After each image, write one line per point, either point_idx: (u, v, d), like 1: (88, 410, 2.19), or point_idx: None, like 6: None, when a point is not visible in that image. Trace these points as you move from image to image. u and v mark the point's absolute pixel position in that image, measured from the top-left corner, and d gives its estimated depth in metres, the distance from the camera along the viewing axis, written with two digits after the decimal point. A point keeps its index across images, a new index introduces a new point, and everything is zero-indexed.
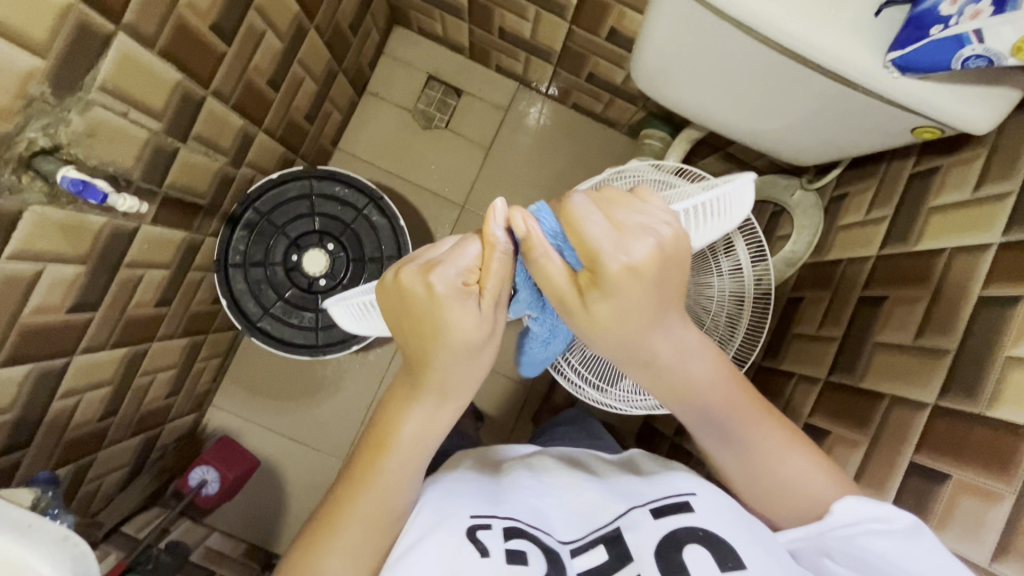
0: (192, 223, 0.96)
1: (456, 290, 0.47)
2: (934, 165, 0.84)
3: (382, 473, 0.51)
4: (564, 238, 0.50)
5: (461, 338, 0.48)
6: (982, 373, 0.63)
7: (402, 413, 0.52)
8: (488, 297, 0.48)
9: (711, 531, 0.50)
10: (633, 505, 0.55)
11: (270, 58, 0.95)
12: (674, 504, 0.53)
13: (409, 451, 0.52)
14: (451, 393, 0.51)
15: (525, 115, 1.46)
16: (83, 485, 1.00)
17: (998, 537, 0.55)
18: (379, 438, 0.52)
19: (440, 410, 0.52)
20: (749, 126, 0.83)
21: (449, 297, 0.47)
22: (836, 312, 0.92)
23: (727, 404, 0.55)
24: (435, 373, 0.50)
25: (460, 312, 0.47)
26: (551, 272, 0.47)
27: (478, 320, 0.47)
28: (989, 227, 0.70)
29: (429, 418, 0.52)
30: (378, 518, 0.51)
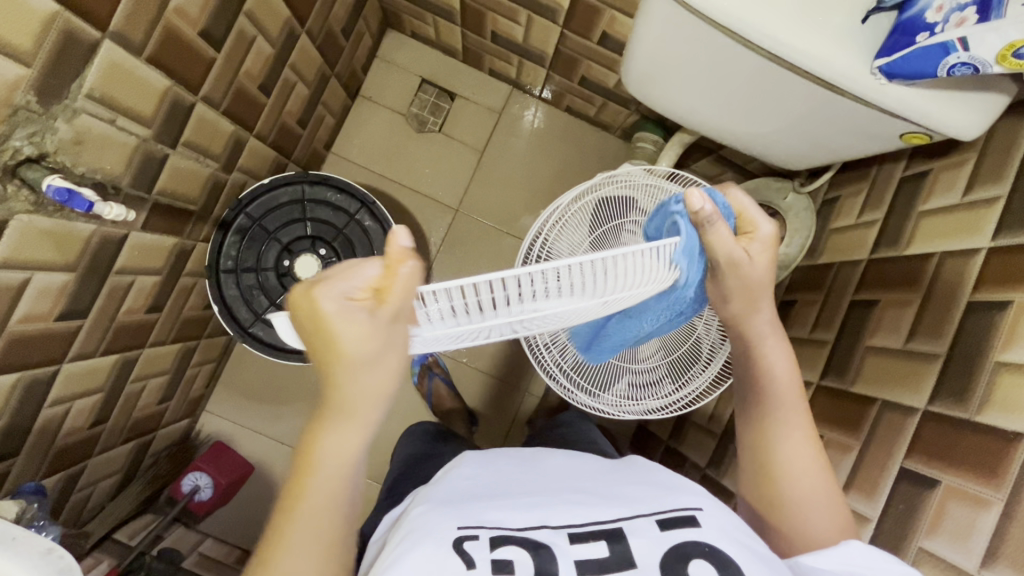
0: (184, 229, 0.95)
1: (343, 304, 0.45)
2: (924, 169, 0.85)
3: (310, 500, 0.49)
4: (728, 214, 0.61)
5: (354, 353, 0.46)
6: (972, 377, 0.63)
7: (321, 434, 0.49)
8: (381, 311, 0.45)
9: (718, 549, 0.49)
10: (639, 513, 0.53)
11: (261, 63, 0.95)
12: (680, 517, 0.52)
13: (330, 476, 0.49)
14: (359, 410, 0.49)
15: (519, 118, 1.46)
16: (74, 493, 0.99)
17: (987, 543, 0.55)
18: (303, 463, 0.50)
19: (352, 429, 0.49)
20: (740, 131, 0.83)
21: (335, 312, 0.45)
22: (828, 315, 0.92)
23: (791, 407, 0.62)
24: (340, 389, 0.48)
25: (350, 323, 0.45)
26: (720, 238, 0.57)
27: (369, 330, 0.45)
28: (979, 231, 0.71)
29: (346, 439, 0.49)
30: (319, 545, 0.49)
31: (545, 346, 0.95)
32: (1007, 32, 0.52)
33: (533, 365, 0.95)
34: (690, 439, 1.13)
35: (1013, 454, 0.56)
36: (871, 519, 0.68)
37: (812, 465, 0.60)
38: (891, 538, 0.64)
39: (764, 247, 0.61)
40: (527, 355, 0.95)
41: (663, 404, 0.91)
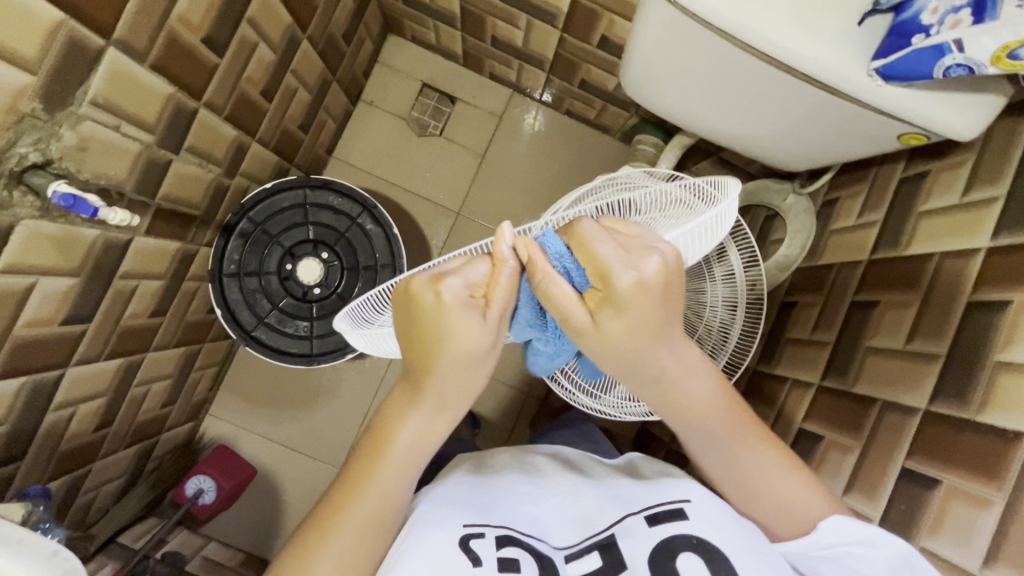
0: (187, 233, 0.96)
1: (460, 300, 0.47)
2: (923, 170, 0.85)
3: (377, 484, 0.51)
4: (568, 260, 0.48)
5: (466, 350, 0.48)
6: (972, 377, 0.63)
7: (401, 420, 0.51)
8: (495, 311, 0.47)
9: (705, 540, 0.50)
10: (631, 511, 0.55)
11: (263, 69, 0.96)
12: (668, 511, 0.54)
13: (409, 451, 0.52)
14: (450, 395, 0.51)
15: (520, 122, 1.47)
16: (78, 497, 0.99)
17: (988, 542, 0.55)
18: (375, 448, 0.52)
19: (436, 415, 0.51)
20: (738, 134, 0.84)
21: (452, 307, 0.47)
22: (829, 316, 0.92)
23: (727, 426, 0.58)
24: (434, 374, 0.49)
25: (464, 321, 0.47)
26: (558, 292, 0.47)
27: (481, 332, 0.47)
28: (979, 231, 0.71)
29: (423, 421, 0.51)
30: (373, 526, 0.51)
31: None
32: (1001, 35, 0.53)
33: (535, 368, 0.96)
34: None
35: (1013, 453, 0.56)
36: (873, 519, 0.68)
37: (766, 464, 0.58)
38: None
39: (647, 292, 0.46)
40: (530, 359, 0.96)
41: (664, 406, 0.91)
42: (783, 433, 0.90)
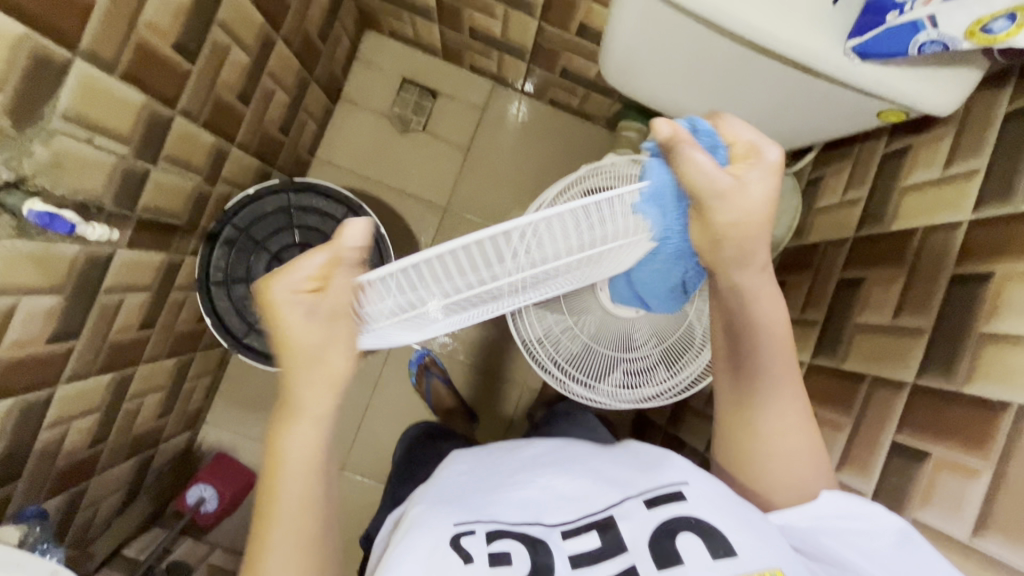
0: (171, 243, 0.95)
1: (290, 297, 0.46)
2: (905, 145, 0.85)
3: (286, 496, 0.50)
4: (715, 142, 0.52)
5: (301, 347, 0.48)
6: (959, 351, 0.64)
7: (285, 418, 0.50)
8: (323, 307, 0.46)
9: (704, 520, 0.50)
10: (627, 494, 0.54)
11: (238, 73, 0.94)
12: (667, 493, 0.53)
13: (299, 462, 0.51)
14: (311, 408, 0.50)
15: (503, 113, 1.45)
16: (78, 513, 0.99)
17: (978, 511, 0.55)
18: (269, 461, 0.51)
19: (306, 425, 0.50)
20: None
21: (283, 304, 0.46)
22: (818, 295, 0.92)
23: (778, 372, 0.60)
24: (296, 390, 0.50)
25: (293, 317, 0.47)
26: (699, 163, 0.47)
27: (310, 327, 0.47)
28: (960, 204, 0.71)
29: (308, 433, 0.50)
30: (297, 542, 0.50)
31: (538, 342, 0.96)
32: (974, 8, 0.54)
33: (528, 361, 0.96)
34: (688, 424, 1.14)
35: (999, 422, 0.56)
36: (867, 494, 0.68)
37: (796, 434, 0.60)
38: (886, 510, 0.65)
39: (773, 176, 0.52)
40: (522, 353, 0.96)
41: (659, 391, 0.92)
42: None
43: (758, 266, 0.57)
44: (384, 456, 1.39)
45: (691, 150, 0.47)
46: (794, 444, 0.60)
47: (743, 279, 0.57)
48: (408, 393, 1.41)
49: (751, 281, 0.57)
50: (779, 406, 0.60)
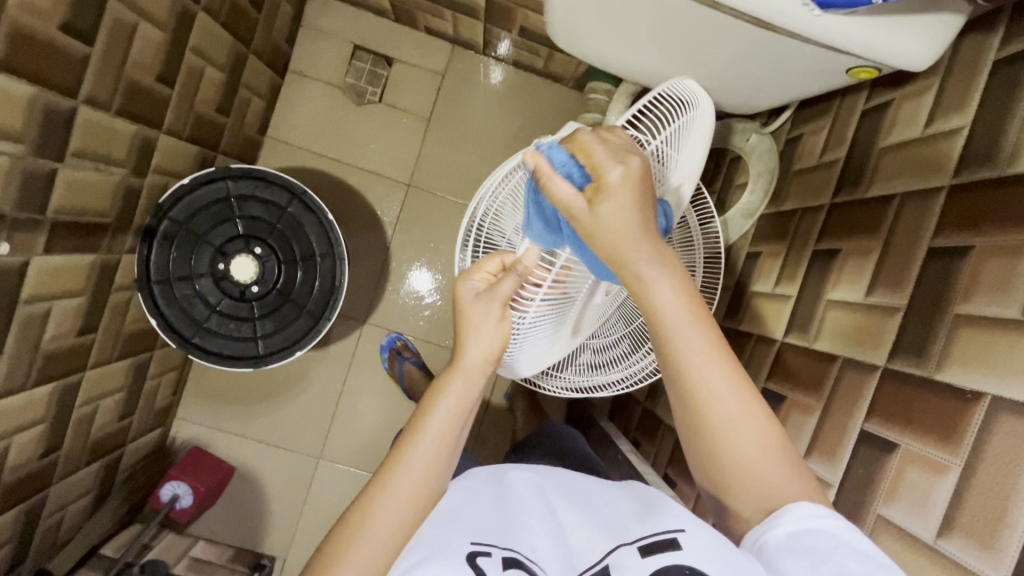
0: (101, 243, 0.89)
1: (473, 290, 0.62)
2: (886, 100, 0.77)
3: (413, 464, 0.55)
4: (569, 166, 0.51)
5: (476, 327, 0.60)
6: (932, 333, 0.58)
7: (438, 395, 0.58)
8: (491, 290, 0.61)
9: (698, 571, 0.46)
10: (622, 541, 0.50)
11: (152, 52, 0.86)
12: (659, 541, 0.49)
13: (438, 432, 0.57)
14: (468, 362, 0.59)
15: (464, 79, 1.36)
16: (41, 521, 0.98)
17: (943, 512, 0.51)
18: (406, 434, 0.57)
19: (457, 376, 0.59)
20: (679, 76, 0.76)
21: (467, 295, 0.62)
22: (792, 267, 0.86)
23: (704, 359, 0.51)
24: (461, 348, 0.60)
25: (475, 307, 0.61)
26: (560, 191, 0.50)
27: (487, 309, 0.60)
28: (941, 168, 0.64)
29: (461, 390, 0.58)
30: (399, 522, 0.53)
31: None
32: None
33: None
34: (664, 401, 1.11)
35: (971, 415, 0.52)
36: (832, 485, 0.64)
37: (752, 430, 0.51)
38: (850, 504, 0.61)
39: (628, 187, 0.48)
40: None
41: (626, 374, 0.87)
42: None
43: (648, 259, 0.50)
44: (361, 442, 1.38)
45: (549, 181, 0.50)
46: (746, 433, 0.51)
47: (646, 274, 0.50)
48: (381, 379, 1.38)
49: (663, 291, 0.50)
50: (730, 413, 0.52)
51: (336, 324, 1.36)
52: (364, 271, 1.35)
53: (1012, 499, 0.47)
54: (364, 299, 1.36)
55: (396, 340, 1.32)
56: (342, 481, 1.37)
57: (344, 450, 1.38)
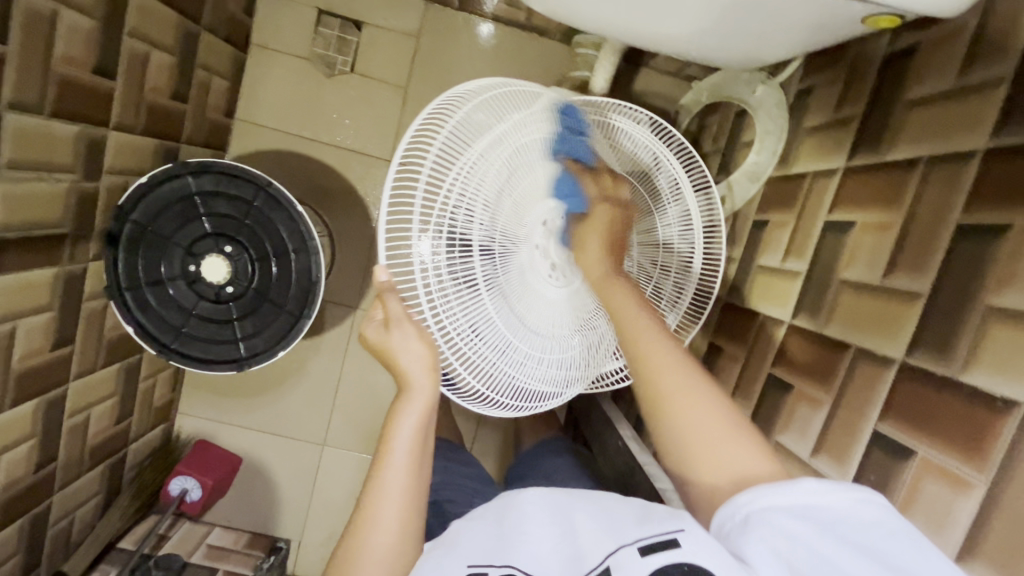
0: (61, 254, 0.85)
1: (375, 327, 0.59)
2: (912, 43, 0.66)
3: (388, 493, 0.53)
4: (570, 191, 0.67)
5: (412, 359, 0.57)
6: (957, 328, 0.51)
7: (395, 418, 0.56)
8: (388, 318, 0.59)
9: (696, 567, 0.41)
10: (622, 542, 0.46)
11: (83, 42, 0.78)
12: (657, 541, 0.44)
13: (405, 453, 0.54)
14: (418, 384, 0.57)
15: (442, 40, 1.24)
16: (49, 527, 0.99)
17: (965, 532, 0.46)
18: (375, 461, 0.55)
19: (411, 399, 0.56)
20: (651, 35, 0.69)
21: (373, 335, 0.59)
22: (801, 240, 0.78)
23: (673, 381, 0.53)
24: (402, 370, 0.58)
25: (401, 336, 0.58)
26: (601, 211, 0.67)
27: (416, 339, 0.58)
28: (975, 127, 0.55)
29: (417, 410, 0.56)
30: (390, 549, 0.52)
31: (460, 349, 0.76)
32: None
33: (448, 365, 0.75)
34: None
35: (1000, 425, 0.45)
36: None
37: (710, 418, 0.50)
38: None
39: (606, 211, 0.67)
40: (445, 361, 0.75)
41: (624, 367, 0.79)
42: (751, 377, 0.80)
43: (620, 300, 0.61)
44: (364, 428, 1.37)
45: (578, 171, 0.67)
46: (693, 403, 0.51)
47: (606, 285, 0.64)
48: (379, 364, 1.35)
49: (646, 334, 0.57)
50: (693, 409, 0.51)
51: (327, 310, 1.32)
52: (352, 255, 1.30)
53: None
54: (353, 284, 1.31)
55: None
56: (348, 466, 1.37)
57: (348, 436, 1.37)
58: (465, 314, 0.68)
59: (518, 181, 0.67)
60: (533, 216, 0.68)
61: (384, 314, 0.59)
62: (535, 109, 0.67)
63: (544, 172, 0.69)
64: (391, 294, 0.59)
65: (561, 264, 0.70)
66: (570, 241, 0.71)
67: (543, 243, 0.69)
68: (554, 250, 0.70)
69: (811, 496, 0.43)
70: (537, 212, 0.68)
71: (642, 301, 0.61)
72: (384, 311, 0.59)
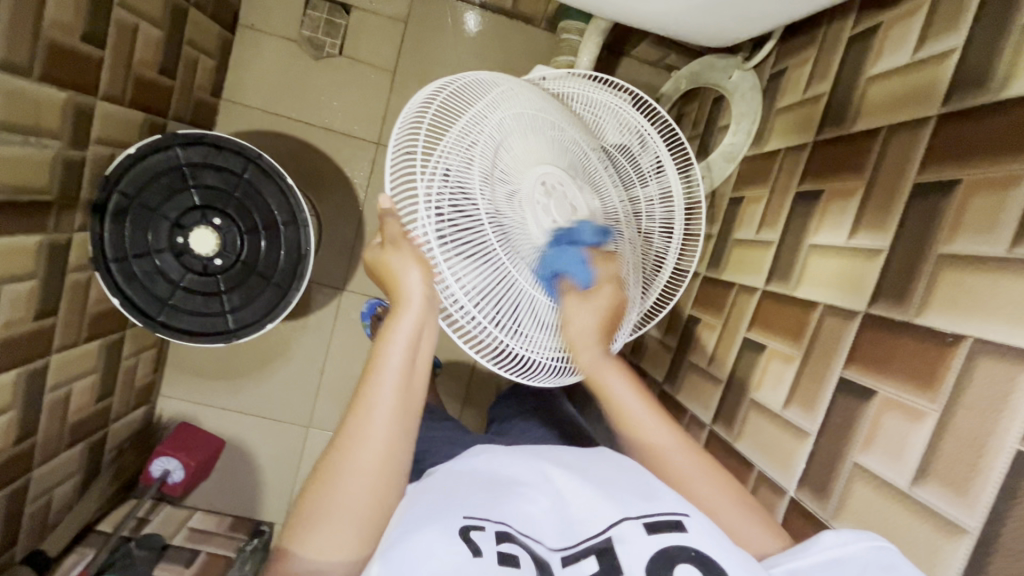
0: (46, 222, 0.84)
1: (377, 248, 0.61)
2: (874, 24, 0.72)
3: (376, 408, 0.54)
4: (579, 266, 0.62)
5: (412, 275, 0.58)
6: (913, 278, 0.55)
7: (389, 333, 0.57)
8: (386, 237, 0.60)
9: (705, 554, 0.45)
10: (627, 515, 0.48)
11: (73, 8, 0.79)
12: (663, 522, 0.47)
13: (397, 368, 0.56)
14: (412, 297, 0.58)
15: (430, 25, 1.27)
16: (29, 504, 0.97)
17: (919, 458, 0.50)
18: (365, 377, 0.56)
19: (407, 314, 0.57)
20: (636, 11, 0.74)
21: (376, 255, 0.61)
22: (774, 212, 0.82)
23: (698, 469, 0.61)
24: (399, 286, 0.59)
25: (396, 254, 0.59)
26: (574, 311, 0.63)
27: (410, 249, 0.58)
28: (929, 95, 0.60)
29: (411, 326, 0.57)
30: (375, 464, 0.52)
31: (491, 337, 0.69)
32: None
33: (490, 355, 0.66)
34: (648, 355, 1.08)
35: (950, 358, 0.50)
36: (810, 434, 0.63)
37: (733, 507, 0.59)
38: (827, 455, 0.60)
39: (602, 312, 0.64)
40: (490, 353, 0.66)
41: None
42: (727, 343, 0.84)
43: (598, 360, 0.65)
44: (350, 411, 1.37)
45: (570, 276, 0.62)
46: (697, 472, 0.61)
47: (599, 371, 0.65)
48: (365, 346, 1.36)
49: (615, 383, 0.65)
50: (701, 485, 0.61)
51: (313, 293, 1.32)
52: (338, 238, 1.31)
53: (990, 444, 0.45)
54: (340, 267, 1.32)
55: (376, 306, 1.21)
56: None
57: (333, 419, 1.37)
58: (488, 297, 0.60)
59: (513, 142, 0.64)
60: (531, 174, 0.63)
61: (382, 237, 0.61)
62: (507, 88, 0.67)
63: (534, 137, 0.65)
64: (391, 218, 0.60)
65: (568, 226, 0.62)
66: (577, 204, 0.63)
67: (553, 206, 0.62)
68: (562, 211, 0.62)
69: (834, 549, 0.46)
70: (536, 172, 0.63)
71: (635, 384, 0.66)
72: (383, 231, 0.60)
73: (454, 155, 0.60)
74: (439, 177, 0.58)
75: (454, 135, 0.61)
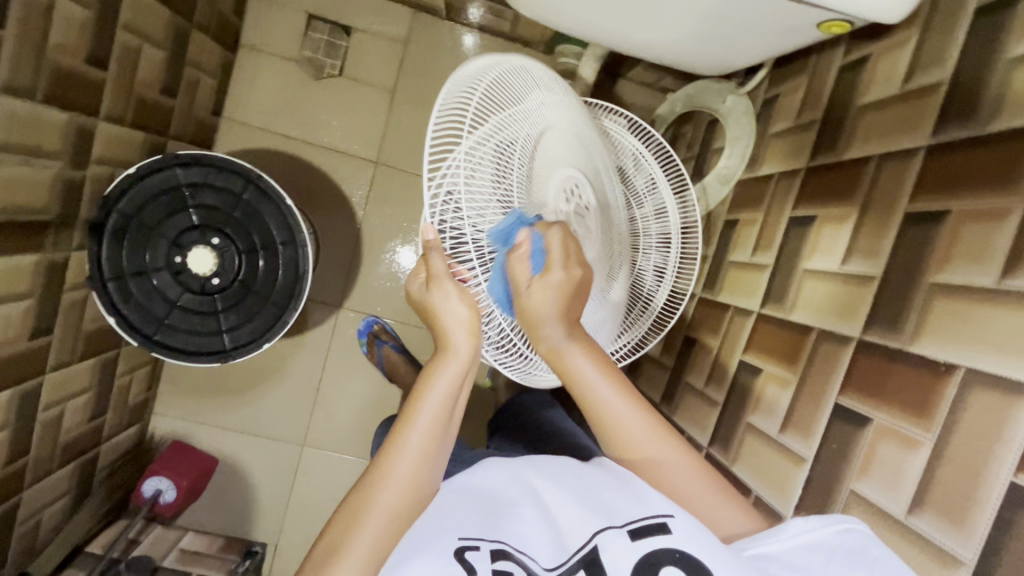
0: (44, 242, 0.84)
1: (420, 284, 0.58)
2: (863, 55, 0.73)
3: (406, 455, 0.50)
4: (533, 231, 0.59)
5: (456, 316, 0.55)
6: (906, 306, 0.56)
7: (429, 379, 0.53)
8: (430, 277, 0.56)
9: (690, 555, 0.43)
10: (611, 523, 0.46)
11: (77, 32, 0.79)
12: (648, 525, 0.45)
13: (433, 415, 0.52)
14: (459, 347, 0.54)
15: (429, 46, 1.29)
16: (18, 527, 0.96)
17: (916, 487, 0.50)
18: (398, 421, 0.52)
19: (450, 361, 0.54)
20: (634, 44, 0.77)
21: (419, 293, 0.58)
22: (769, 235, 0.83)
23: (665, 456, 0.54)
24: (444, 331, 0.55)
25: (440, 296, 0.56)
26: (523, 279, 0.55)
27: (455, 290, 0.55)
28: (918, 126, 0.61)
29: (455, 373, 0.53)
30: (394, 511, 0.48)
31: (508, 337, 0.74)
32: None
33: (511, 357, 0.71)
34: (645, 375, 1.08)
35: (944, 387, 0.50)
36: (806, 460, 0.63)
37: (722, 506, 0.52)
38: (825, 480, 0.60)
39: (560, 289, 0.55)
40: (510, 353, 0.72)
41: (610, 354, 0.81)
42: (724, 365, 0.84)
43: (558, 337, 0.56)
44: (345, 428, 1.36)
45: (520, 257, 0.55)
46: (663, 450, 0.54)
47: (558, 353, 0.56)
48: (361, 363, 1.35)
49: (578, 362, 0.56)
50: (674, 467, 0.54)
51: (310, 310, 1.32)
52: (336, 255, 1.31)
53: (984, 475, 0.46)
54: (337, 283, 1.32)
55: (374, 324, 1.21)
56: (327, 468, 1.36)
57: (328, 437, 1.36)
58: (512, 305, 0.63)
59: (543, 148, 0.63)
60: (554, 185, 0.62)
61: (427, 273, 0.57)
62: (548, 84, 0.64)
63: (561, 142, 0.64)
64: (437, 252, 0.56)
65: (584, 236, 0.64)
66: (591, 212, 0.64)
67: (573, 215, 0.63)
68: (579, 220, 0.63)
69: (804, 534, 0.44)
70: (562, 178, 0.63)
71: (600, 360, 0.56)
72: (429, 267, 0.56)
73: (487, 158, 0.58)
74: (475, 180, 0.57)
75: (490, 131, 0.58)
